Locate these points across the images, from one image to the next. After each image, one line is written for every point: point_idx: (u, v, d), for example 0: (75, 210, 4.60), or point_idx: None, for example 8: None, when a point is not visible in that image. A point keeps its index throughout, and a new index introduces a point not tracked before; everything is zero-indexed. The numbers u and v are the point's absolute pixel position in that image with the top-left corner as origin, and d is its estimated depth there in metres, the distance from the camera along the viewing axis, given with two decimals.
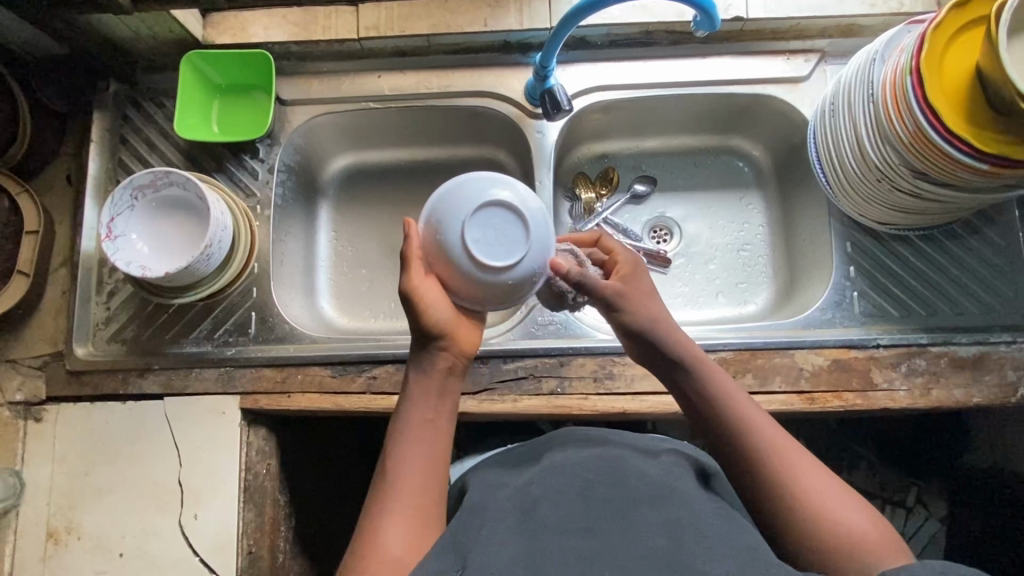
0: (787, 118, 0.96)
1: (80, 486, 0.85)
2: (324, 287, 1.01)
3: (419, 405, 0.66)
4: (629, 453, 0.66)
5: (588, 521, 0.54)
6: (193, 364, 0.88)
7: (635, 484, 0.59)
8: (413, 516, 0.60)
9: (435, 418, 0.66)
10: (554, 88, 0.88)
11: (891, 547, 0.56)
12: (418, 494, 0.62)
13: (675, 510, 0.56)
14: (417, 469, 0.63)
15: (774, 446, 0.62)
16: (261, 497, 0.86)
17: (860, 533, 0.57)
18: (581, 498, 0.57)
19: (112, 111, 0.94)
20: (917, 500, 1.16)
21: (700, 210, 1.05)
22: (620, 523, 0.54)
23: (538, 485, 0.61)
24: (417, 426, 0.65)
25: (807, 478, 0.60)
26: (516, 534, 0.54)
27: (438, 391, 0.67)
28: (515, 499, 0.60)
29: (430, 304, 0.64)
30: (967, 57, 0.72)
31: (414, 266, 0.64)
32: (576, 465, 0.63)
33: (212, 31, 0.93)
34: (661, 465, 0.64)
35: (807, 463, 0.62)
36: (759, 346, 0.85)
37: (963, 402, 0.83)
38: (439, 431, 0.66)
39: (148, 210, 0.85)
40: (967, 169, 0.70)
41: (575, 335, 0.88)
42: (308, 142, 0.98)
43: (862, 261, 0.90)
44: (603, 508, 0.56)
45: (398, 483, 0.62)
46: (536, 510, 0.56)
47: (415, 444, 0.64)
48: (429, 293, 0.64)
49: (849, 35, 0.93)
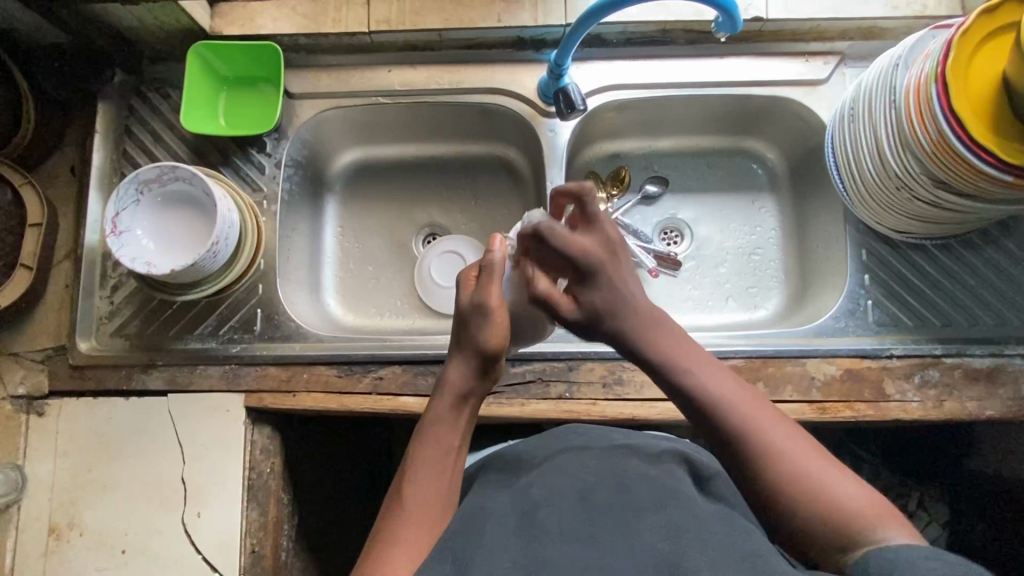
0: (804, 122, 0.94)
1: (82, 482, 0.84)
2: (329, 283, 1.00)
3: (442, 431, 0.66)
4: (632, 457, 0.66)
5: (590, 527, 0.54)
6: (198, 361, 0.87)
7: (639, 489, 0.58)
8: (419, 533, 0.59)
9: (454, 444, 0.66)
10: (568, 87, 0.85)
11: (882, 515, 0.54)
12: (428, 515, 0.61)
13: (678, 513, 0.55)
14: (424, 488, 0.62)
15: (749, 424, 0.60)
16: (264, 496, 0.85)
17: (844, 503, 0.55)
18: (581, 504, 0.57)
19: (116, 102, 0.92)
20: (918, 505, 1.13)
21: (712, 212, 1.03)
22: (621, 527, 0.53)
23: (539, 488, 0.61)
24: (428, 449, 0.65)
25: (788, 450, 0.58)
26: (514, 539, 0.54)
27: (456, 421, 0.67)
28: (516, 501, 0.60)
29: (500, 324, 0.67)
30: (994, 63, 0.70)
31: (496, 282, 0.68)
32: (576, 472, 0.63)
33: (220, 22, 0.91)
34: (663, 469, 0.64)
35: (786, 435, 0.59)
36: (770, 354, 0.84)
37: (976, 414, 0.82)
38: (456, 458, 0.66)
39: (154, 205, 0.84)
40: (990, 180, 0.69)
41: (585, 339, 0.87)
42: (316, 137, 0.97)
43: (876, 269, 0.88)
44: (604, 513, 0.55)
45: (408, 502, 0.61)
46: (537, 513, 0.56)
47: (430, 469, 0.64)
48: (501, 309, 0.68)
49: (870, 37, 0.91)
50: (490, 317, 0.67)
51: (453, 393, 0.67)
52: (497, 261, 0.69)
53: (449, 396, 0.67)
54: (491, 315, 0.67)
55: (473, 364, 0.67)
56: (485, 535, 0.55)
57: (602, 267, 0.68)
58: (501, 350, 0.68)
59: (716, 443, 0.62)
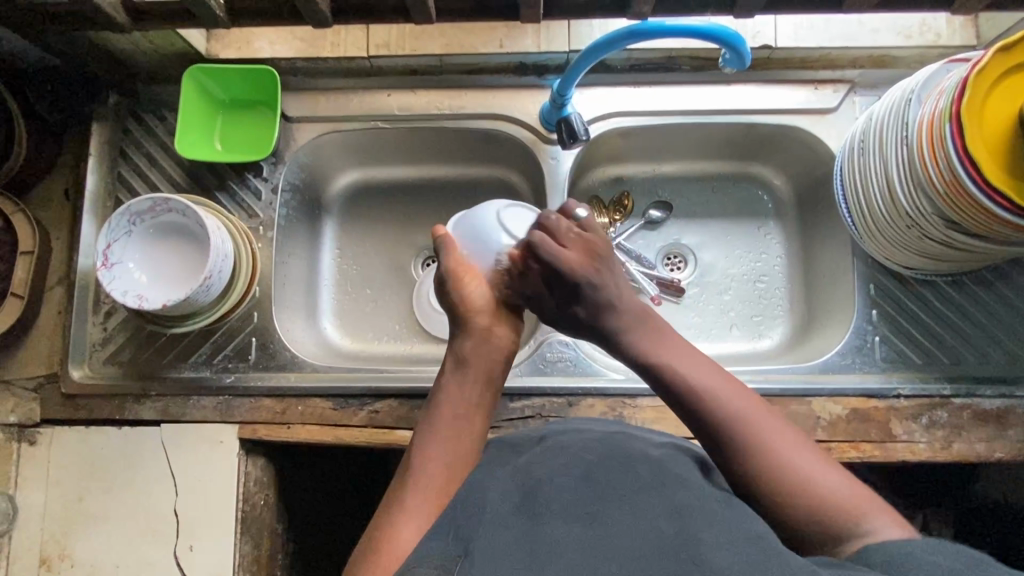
0: (811, 149, 0.92)
1: (73, 512, 0.83)
2: (326, 307, 0.98)
3: (448, 398, 0.66)
4: (633, 438, 0.63)
5: (592, 506, 0.51)
6: (191, 391, 0.86)
7: (638, 468, 0.56)
8: (424, 507, 0.57)
9: (460, 410, 0.66)
10: (571, 116, 0.83)
11: (870, 507, 0.53)
12: (439, 485, 0.59)
13: (679, 493, 0.52)
14: (436, 456, 0.61)
15: (742, 412, 0.59)
16: (257, 528, 0.84)
17: (833, 496, 0.54)
18: (583, 481, 0.54)
19: (111, 123, 0.90)
20: (922, 527, 1.09)
21: (717, 238, 1.00)
22: (624, 506, 0.51)
23: (540, 468, 0.58)
24: (443, 419, 0.65)
25: (776, 442, 0.57)
26: (516, 518, 0.51)
27: (471, 380, 0.68)
28: (516, 480, 0.57)
29: (470, 282, 0.72)
30: (1009, 103, 0.67)
31: (448, 253, 0.73)
32: (577, 446, 0.61)
33: (216, 44, 0.90)
34: (664, 449, 0.61)
35: (779, 433, 0.58)
36: (775, 393, 0.82)
37: (984, 456, 0.80)
38: (467, 420, 0.65)
39: (145, 237, 0.83)
40: (1003, 223, 0.67)
41: (586, 374, 0.85)
42: (313, 160, 0.95)
43: (885, 304, 0.86)
44: (607, 491, 0.53)
45: (418, 472, 0.60)
46: (538, 492, 0.54)
47: (441, 437, 0.63)
48: (466, 269, 0.73)
49: (881, 66, 0.90)
50: (457, 278, 0.72)
51: (455, 355, 0.70)
52: (448, 239, 0.74)
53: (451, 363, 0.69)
54: (461, 283, 0.72)
55: (463, 328, 0.70)
56: (486, 518, 0.52)
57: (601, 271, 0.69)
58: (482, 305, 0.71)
59: (707, 437, 0.60)
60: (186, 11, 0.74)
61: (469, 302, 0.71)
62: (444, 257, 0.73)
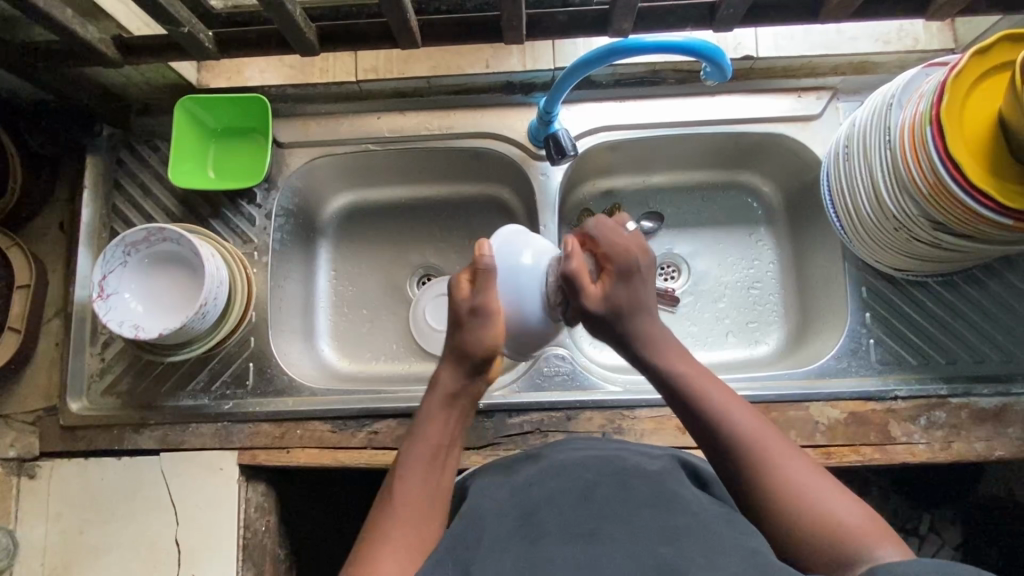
0: (797, 155, 0.93)
1: (74, 546, 0.82)
2: (324, 329, 0.98)
3: (431, 429, 0.64)
4: (630, 452, 0.63)
5: (590, 525, 0.51)
6: (191, 418, 0.86)
7: (636, 485, 0.56)
8: (404, 544, 0.55)
9: (443, 442, 0.64)
10: (559, 132, 0.84)
11: (891, 542, 0.51)
12: (420, 514, 0.58)
13: (677, 513, 0.51)
14: (418, 488, 0.60)
15: (766, 455, 0.58)
16: (260, 554, 0.84)
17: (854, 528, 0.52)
18: (582, 500, 0.54)
19: (105, 154, 0.92)
20: (930, 527, 1.07)
21: (710, 246, 1.01)
22: (621, 524, 0.51)
23: (536, 486, 0.58)
24: (425, 449, 0.63)
25: (800, 482, 0.56)
26: (515, 541, 0.51)
27: (455, 414, 0.66)
28: (512, 499, 0.57)
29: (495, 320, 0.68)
30: (991, 102, 0.68)
31: (489, 281, 0.68)
32: (575, 463, 0.61)
33: (207, 75, 0.92)
34: (659, 462, 0.62)
35: (805, 476, 0.56)
36: (772, 399, 0.82)
37: (985, 455, 0.80)
38: (447, 458, 0.64)
39: (139, 267, 0.83)
40: (990, 223, 0.67)
41: (584, 388, 0.85)
42: (307, 184, 0.96)
43: (878, 307, 0.87)
44: (605, 509, 0.52)
45: (397, 505, 0.59)
46: (536, 514, 0.53)
47: (419, 469, 0.61)
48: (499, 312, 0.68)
49: (862, 72, 0.91)
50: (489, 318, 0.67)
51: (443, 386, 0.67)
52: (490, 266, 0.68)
53: (440, 396, 0.67)
54: (490, 317, 0.67)
55: (462, 363, 0.67)
56: (484, 536, 0.52)
57: (637, 272, 0.69)
58: (493, 349, 0.67)
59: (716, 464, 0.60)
60: (175, 44, 0.76)
61: (484, 345, 0.67)
62: (478, 288, 0.68)
